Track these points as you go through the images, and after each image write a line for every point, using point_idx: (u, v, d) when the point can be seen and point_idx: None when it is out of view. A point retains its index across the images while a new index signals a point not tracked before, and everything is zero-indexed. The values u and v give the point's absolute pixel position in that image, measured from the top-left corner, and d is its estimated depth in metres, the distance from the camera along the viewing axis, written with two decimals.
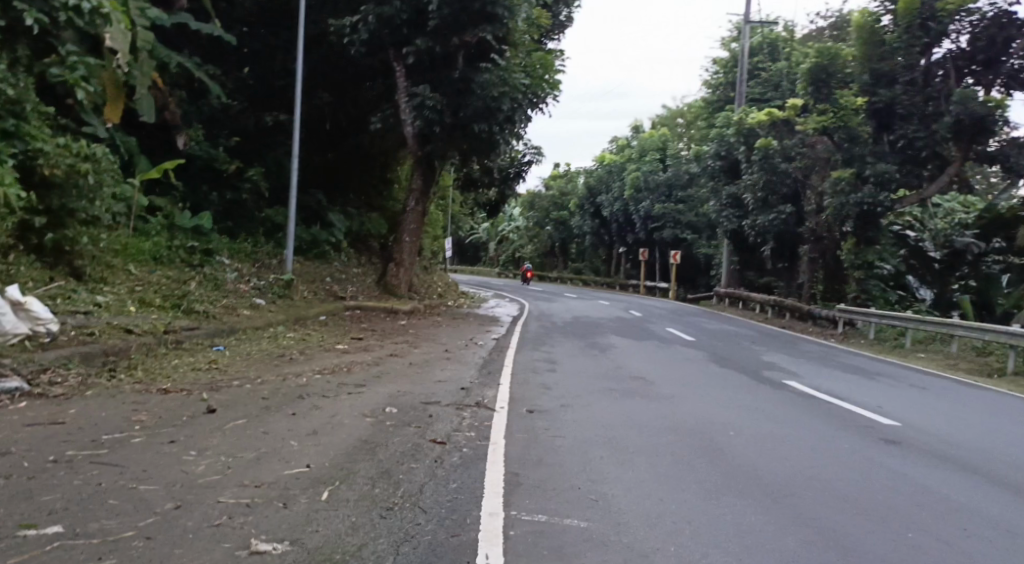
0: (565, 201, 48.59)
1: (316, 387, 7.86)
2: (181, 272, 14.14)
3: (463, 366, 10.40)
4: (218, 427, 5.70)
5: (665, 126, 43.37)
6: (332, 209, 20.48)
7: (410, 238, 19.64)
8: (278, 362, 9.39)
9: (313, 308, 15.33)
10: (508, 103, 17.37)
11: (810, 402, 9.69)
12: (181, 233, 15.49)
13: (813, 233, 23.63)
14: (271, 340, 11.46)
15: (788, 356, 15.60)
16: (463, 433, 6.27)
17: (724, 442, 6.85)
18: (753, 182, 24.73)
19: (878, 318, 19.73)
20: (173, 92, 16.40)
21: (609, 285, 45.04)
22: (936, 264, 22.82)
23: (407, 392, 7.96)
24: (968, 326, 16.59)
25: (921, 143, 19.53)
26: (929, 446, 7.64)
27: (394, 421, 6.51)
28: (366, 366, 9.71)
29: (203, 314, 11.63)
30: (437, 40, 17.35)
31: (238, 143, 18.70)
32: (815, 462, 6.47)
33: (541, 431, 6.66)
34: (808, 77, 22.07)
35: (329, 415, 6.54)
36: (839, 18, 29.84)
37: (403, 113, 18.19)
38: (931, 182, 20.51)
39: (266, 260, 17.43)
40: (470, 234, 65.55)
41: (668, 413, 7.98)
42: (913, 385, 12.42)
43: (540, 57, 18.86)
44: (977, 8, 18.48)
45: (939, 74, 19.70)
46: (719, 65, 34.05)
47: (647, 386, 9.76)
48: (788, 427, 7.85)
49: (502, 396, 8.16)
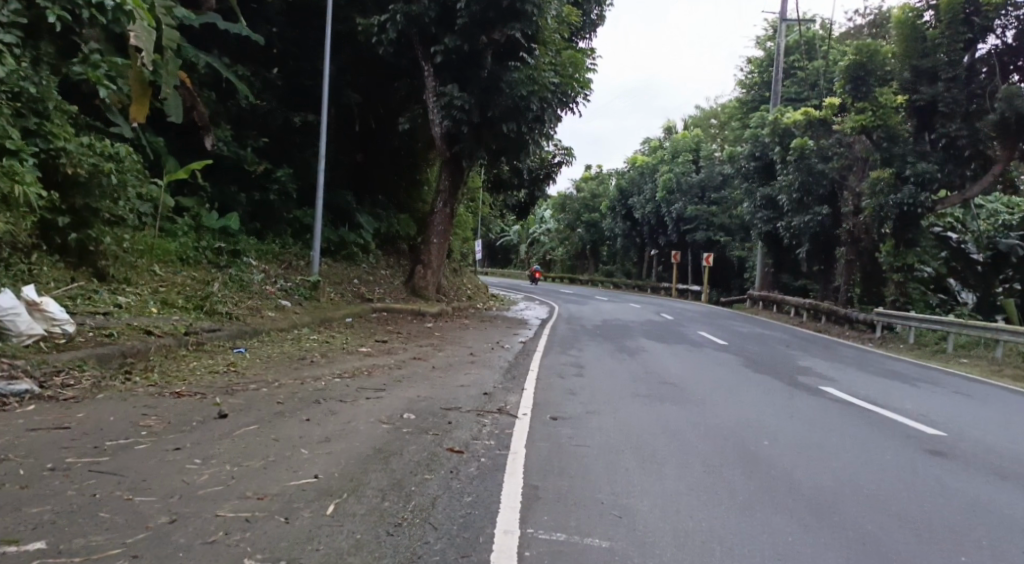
0: (596, 203, 48.12)
1: (334, 391, 7.64)
2: (207, 273, 14.08)
3: (488, 370, 10.13)
4: (227, 433, 5.48)
5: (699, 127, 42.74)
6: (360, 211, 20.37)
7: (438, 238, 19.43)
8: (298, 365, 9.20)
9: (340, 309, 15.19)
10: (538, 102, 17.08)
11: (847, 409, 9.27)
12: (209, 234, 15.44)
13: (850, 235, 23.00)
14: (294, 342, 11.30)
15: (825, 361, 15.05)
16: (482, 441, 5.98)
17: (760, 452, 6.48)
18: (788, 183, 24.17)
19: (918, 322, 19.07)
20: (201, 93, 16.39)
21: (640, 288, 44.46)
22: (979, 267, 22.12)
23: (427, 397, 7.70)
24: (1014, 331, 15.99)
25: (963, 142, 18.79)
26: (976, 457, 7.21)
27: (411, 428, 6.24)
28: (388, 369, 9.49)
29: (226, 316, 11.53)
30: (465, 39, 17.09)
31: (267, 143, 18.65)
32: (857, 474, 6.08)
33: (565, 438, 6.34)
34: (846, 74, 21.50)
35: (344, 420, 6.30)
36: (878, 16, 29.13)
37: (431, 113, 18.01)
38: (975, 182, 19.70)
39: (294, 261, 17.37)
40: (501, 236, 65.30)
41: (699, 420, 7.62)
42: (955, 391, 11.88)
43: (570, 55, 18.04)
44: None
45: (983, 71, 18.89)
46: (754, 64, 33.44)
47: (678, 392, 9.38)
48: (825, 436, 7.45)
49: (526, 402, 7.85)
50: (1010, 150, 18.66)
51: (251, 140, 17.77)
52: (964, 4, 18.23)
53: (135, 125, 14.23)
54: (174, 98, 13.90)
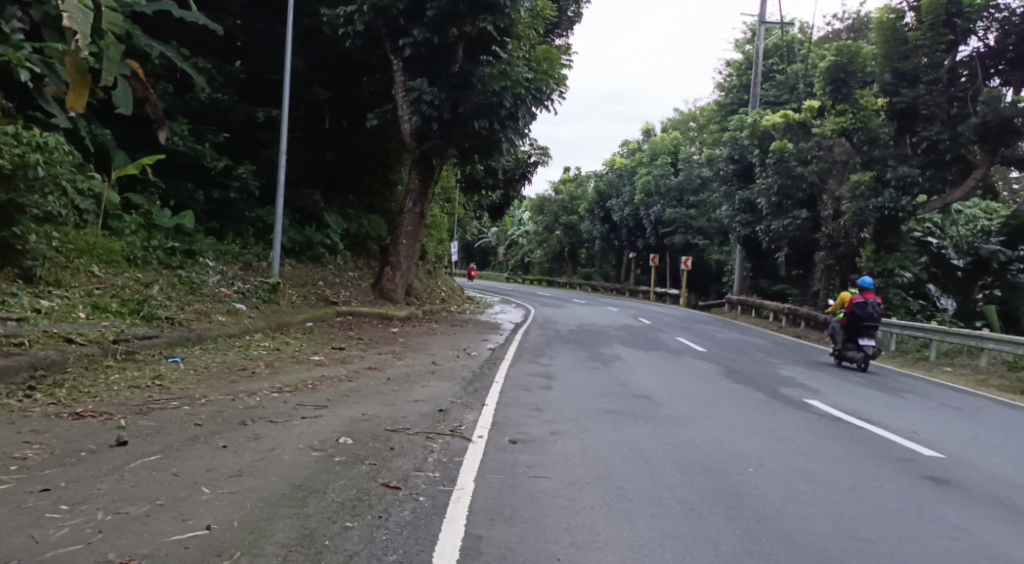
0: (575, 205, 47.53)
1: (268, 409, 6.79)
2: (156, 274, 13.12)
3: (449, 382, 9.30)
4: (118, 467, 4.70)
5: (677, 130, 42.12)
6: (328, 210, 19.46)
7: (407, 240, 18.51)
8: (236, 377, 8.35)
9: (300, 314, 14.29)
10: (510, 99, 16.23)
11: (832, 427, 8.61)
12: (160, 233, 14.34)
13: (828, 239, 22.49)
14: (241, 349, 10.44)
15: (807, 370, 14.43)
16: (425, 474, 5.18)
17: (744, 486, 5.75)
18: (767, 186, 23.62)
19: (899, 329, 18.53)
20: (156, 85, 15.35)
21: (617, 291, 43.81)
22: (960, 273, 21.55)
23: (373, 416, 6.86)
24: (998, 339, 15.44)
25: (944, 145, 18.17)
26: (978, 486, 6.56)
27: (345, 457, 5.41)
28: (336, 382, 8.62)
29: (167, 322, 10.63)
30: (436, 31, 16.20)
31: (227, 138, 17.65)
32: (853, 513, 5.38)
33: (521, 468, 5.57)
34: (826, 76, 21.00)
35: (267, 447, 5.46)
36: (856, 20, 28.81)
37: (400, 108, 17.14)
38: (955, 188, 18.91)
39: (254, 261, 16.42)
40: (479, 238, 64.57)
41: (673, 443, 6.89)
42: (944, 405, 11.28)
43: (545, 49, 17.30)
44: (1006, 5, 17.17)
45: (964, 74, 18.27)
46: (732, 67, 32.93)
47: (652, 408, 8.66)
48: (814, 463, 6.75)
49: (484, 421, 7.06)
50: (990, 153, 17.99)
51: (210, 135, 16.75)
52: (945, 6, 17.61)
53: (78, 116, 13.19)
54: (121, 90, 12.92)
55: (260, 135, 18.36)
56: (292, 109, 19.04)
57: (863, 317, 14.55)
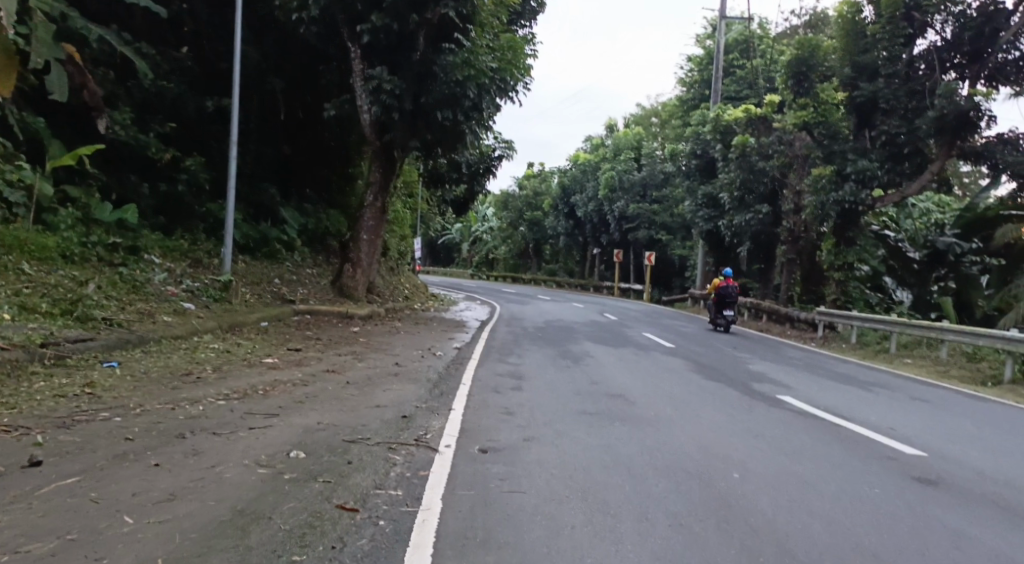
0: (538, 201, 47.07)
1: (212, 419, 6.14)
2: (96, 272, 12.30)
3: (414, 385, 8.70)
4: (26, 494, 4.05)
5: (640, 126, 41.81)
6: (284, 205, 18.67)
7: (368, 235, 17.74)
8: (178, 383, 7.67)
9: (254, 313, 13.54)
10: (474, 89, 15.63)
11: (813, 425, 8.25)
12: (101, 228, 13.45)
13: (790, 233, 22.12)
14: (186, 351, 9.72)
15: (777, 364, 14.13)
16: (387, 492, 4.60)
17: (734, 495, 5.27)
18: (729, 181, 23.48)
19: (861, 321, 18.42)
20: (95, 72, 14.46)
21: (582, 288, 43.48)
22: (916, 265, 21.73)
23: (329, 425, 6.25)
24: (958, 330, 15.24)
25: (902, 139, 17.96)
26: (973, 485, 6.20)
27: (297, 474, 4.80)
28: (290, 387, 7.97)
29: (104, 324, 9.89)
30: (395, 17, 15.43)
31: (175, 129, 16.77)
32: (851, 522, 4.94)
33: (494, 481, 5.03)
34: (788, 69, 20.79)
35: (206, 465, 4.83)
36: (815, 15, 28.80)
37: (359, 97, 16.42)
38: (914, 180, 18.68)
39: (205, 258, 15.55)
40: (442, 235, 63.80)
41: (654, 448, 6.41)
42: (918, 398, 11.03)
43: (509, 38, 16.72)
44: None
45: (922, 68, 18.22)
46: (693, 62, 32.74)
47: (628, 408, 8.19)
48: (801, 465, 6.33)
49: (452, 429, 6.49)
50: (947, 146, 17.75)
51: (157, 125, 15.85)
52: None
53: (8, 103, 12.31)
54: (54, 75, 12.05)
55: (210, 126, 17.50)
56: (246, 100, 18.17)
57: (726, 295, 19.96)
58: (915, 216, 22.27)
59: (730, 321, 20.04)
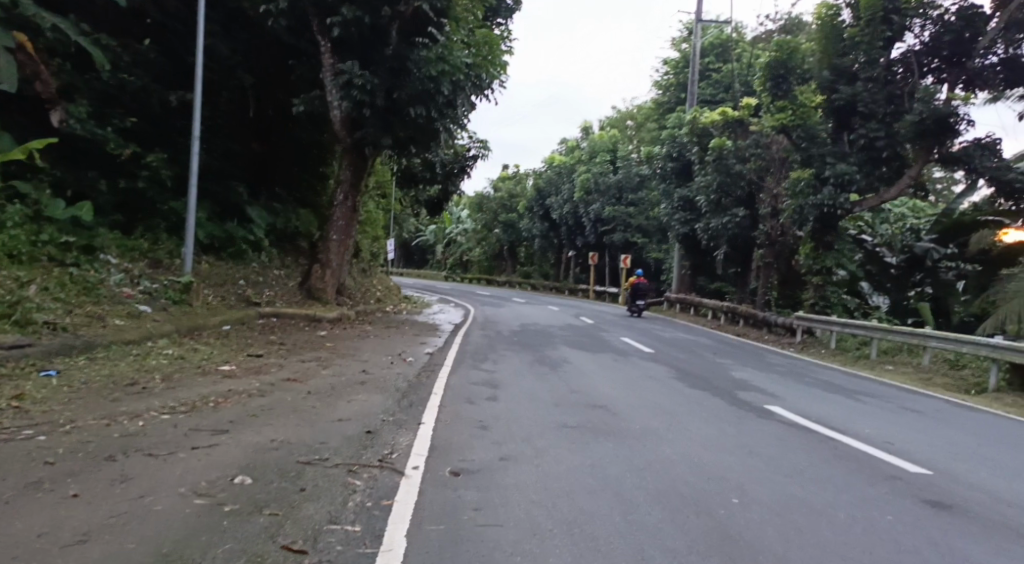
0: (513, 203, 46.58)
1: (153, 437, 5.48)
2: (43, 271, 11.49)
3: (381, 395, 8.06)
4: None
5: (615, 129, 41.37)
6: (252, 203, 17.92)
7: (338, 235, 17.04)
8: (123, 394, 6.98)
9: (216, 316, 12.82)
10: (449, 86, 14.98)
11: (806, 438, 7.76)
12: (54, 227, 12.62)
13: (766, 237, 21.71)
14: (138, 358, 9.00)
15: (760, 371, 13.68)
16: (341, 526, 4.03)
17: (736, 526, 4.74)
18: (706, 183, 23.10)
19: (841, 326, 18.03)
20: (50, 63, 13.57)
21: (557, 290, 42.99)
22: (893, 270, 21.61)
23: (283, 443, 5.62)
24: (941, 337, 14.89)
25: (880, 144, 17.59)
26: (985, 508, 5.74)
27: (239, 505, 4.20)
28: (246, 398, 7.32)
29: (46, 328, 9.13)
30: (367, 10, 14.68)
31: (135, 123, 15.93)
32: (867, 558, 4.42)
33: (467, 510, 4.46)
34: (766, 72, 20.33)
35: (133, 495, 4.21)
36: (792, 20, 28.54)
37: (328, 93, 15.70)
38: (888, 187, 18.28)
39: (167, 259, 14.76)
40: (417, 236, 63.10)
41: (642, 467, 5.87)
42: (907, 409, 10.62)
43: (485, 34, 16.07)
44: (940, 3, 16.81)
45: (899, 71, 17.80)
46: (669, 65, 32.35)
47: (611, 420, 7.67)
48: (800, 487, 5.83)
49: (421, 446, 5.89)
50: (926, 150, 17.22)
51: (115, 119, 14.99)
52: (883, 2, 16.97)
53: None
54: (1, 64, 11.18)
55: (174, 121, 16.68)
56: (211, 94, 17.31)
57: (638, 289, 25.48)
58: (890, 222, 22.10)
59: (642, 309, 25.53)
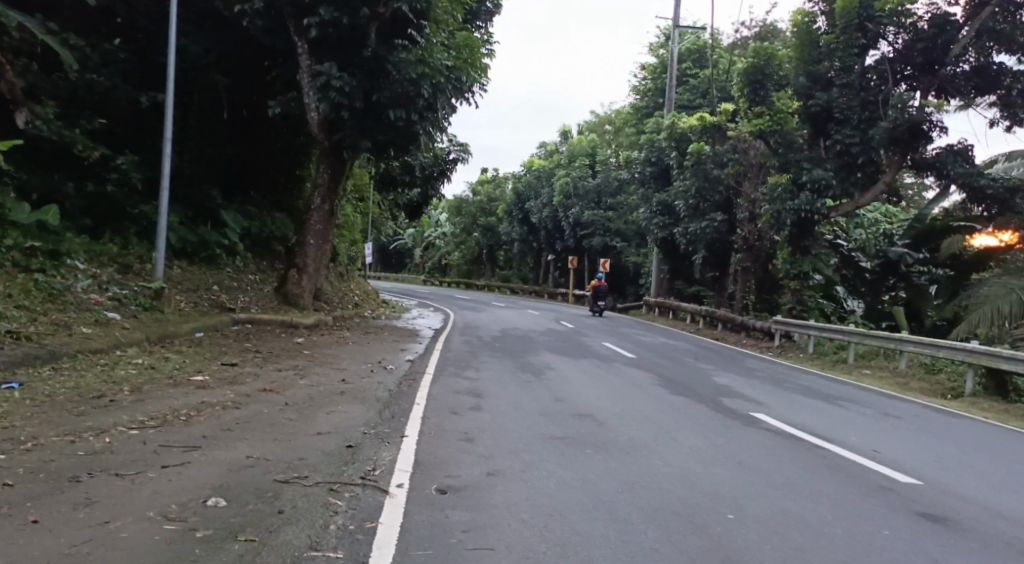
0: (492, 207, 46.39)
1: (121, 455, 5.19)
2: (6, 277, 11.06)
3: (361, 407, 7.79)
4: None
5: (593, 134, 41.33)
6: (226, 207, 17.54)
7: (315, 240, 16.69)
8: (89, 407, 6.66)
9: (188, 322, 12.46)
10: (429, 88, 14.73)
11: (795, 448, 7.61)
12: (19, 231, 12.19)
13: (744, 242, 21.70)
14: (106, 368, 8.67)
15: (742, 377, 13.56)
16: (321, 554, 3.78)
17: (734, 546, 4.54)
18: (684, 188, 23.04)
19: (819, 331, 17.99)
20: (15, 62, 13.11)
21: (536, 294, 42.83)
22: (868, 274, 21.68)
23: (259, 460, 5.35)
24: (916, 342, 14.85)
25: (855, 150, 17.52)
26: (981, 522, 5.60)
27: (213, 530, 3.93)
28: (219, 410, 7.03)
29: (9, 337, 8.77)
30: (345, 10, 14.41)
31: (105, 126, 15.51)
32: None
33: (456, 533, 4.23)
34: (743, 78, 20.04)
35: (98, 521, 3.93)
36: (769, 26, 28.65)
37: (305, 94, 15.38)
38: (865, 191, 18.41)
39: (137, 264, 14.35)
40: (395, 240, 62.72)
41: (633, 483, 5.67)
42: (890, 416, 10.54)
43: (466, 36, 15.84)
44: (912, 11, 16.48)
45: (873, 79, 17.69)
46: (647, 70, 32.35)
47: (598, 431, 7.47)
48: (794, 501, 5.67)
49: (405, 463, 5.64)
50: (901, 156, 17.32)
51: (84, 120, 14.56)
52: (859, 10, 16.98)
53: None
54: None
55: (146, 123, 16.27)
56: (184, 96, 16.91)
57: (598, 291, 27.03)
58: (864, 227, 22.19)
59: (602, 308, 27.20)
